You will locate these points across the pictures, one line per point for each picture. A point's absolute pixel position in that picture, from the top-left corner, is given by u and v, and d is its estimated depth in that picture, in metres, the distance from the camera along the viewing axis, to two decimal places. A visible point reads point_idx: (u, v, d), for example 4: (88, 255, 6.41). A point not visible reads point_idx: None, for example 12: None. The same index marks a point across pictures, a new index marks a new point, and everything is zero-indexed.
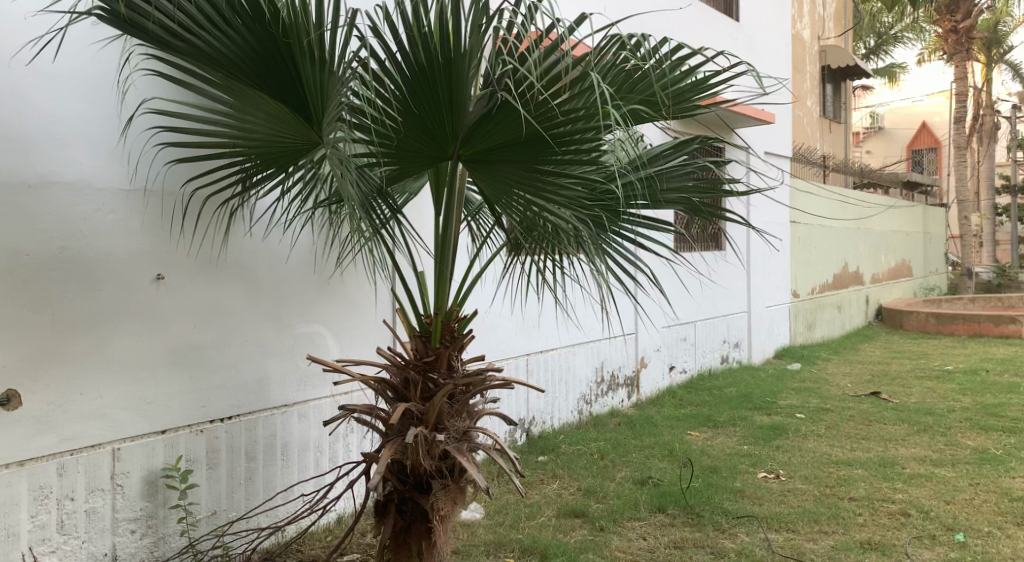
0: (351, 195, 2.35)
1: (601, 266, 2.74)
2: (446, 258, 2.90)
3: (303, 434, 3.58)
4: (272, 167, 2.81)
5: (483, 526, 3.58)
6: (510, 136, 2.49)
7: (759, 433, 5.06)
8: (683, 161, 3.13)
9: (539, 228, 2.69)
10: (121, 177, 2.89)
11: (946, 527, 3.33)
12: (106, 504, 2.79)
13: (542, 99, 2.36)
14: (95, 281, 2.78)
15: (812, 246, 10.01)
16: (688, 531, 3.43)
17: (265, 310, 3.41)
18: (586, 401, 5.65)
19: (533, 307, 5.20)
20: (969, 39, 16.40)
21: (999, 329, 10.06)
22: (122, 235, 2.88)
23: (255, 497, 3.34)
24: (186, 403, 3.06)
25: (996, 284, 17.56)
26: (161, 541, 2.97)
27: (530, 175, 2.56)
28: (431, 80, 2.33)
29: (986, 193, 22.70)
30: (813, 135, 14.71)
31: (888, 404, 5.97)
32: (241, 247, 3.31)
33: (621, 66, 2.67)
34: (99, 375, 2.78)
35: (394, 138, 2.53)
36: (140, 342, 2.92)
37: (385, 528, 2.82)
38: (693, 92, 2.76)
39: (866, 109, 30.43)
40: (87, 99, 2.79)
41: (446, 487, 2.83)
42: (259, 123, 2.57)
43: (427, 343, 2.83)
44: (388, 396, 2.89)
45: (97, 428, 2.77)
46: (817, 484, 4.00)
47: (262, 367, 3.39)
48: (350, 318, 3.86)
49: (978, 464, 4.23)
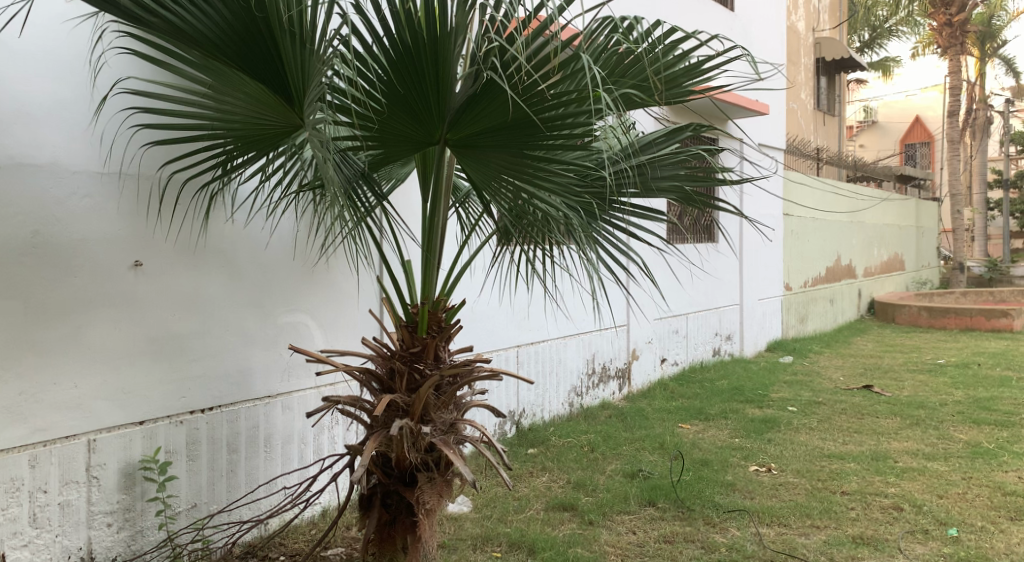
0: (335, 179, 2.27)
1: (591, 256, 2.67)
2: (433, 246, 2.83)
3: (287, 425, 3.50)
4: (253, 151, 2.72)
5: (470, 519, 3.51)
6: (498, 120, 2.41)
7: (751, 426, 5.02)
8: (676, 150, 3.03)
9: (529, 216, 2.63)
10: (97, 161, 2.80)
11: (939, 522, 3.28)
12: (81, 496, 2.71)
13: (531, 80, 2.28)
14: (70, 268, 2.69)
15: (805, 239, 9.97)
16: (677, 525, 3.38)
17: (248, 299, 3.33)
18: (576, 393, 5.60)
19: (522, 298, 5.14)
20: (964, 32, 16.34)
21: (991, 323, 10.06)
22: (99, 221, 2.79)
23: (237, 489, 3.26)
24: (165, 393, 2.98)
25: (988, 278, 17.64)
26: (139, 534, 2.90)
27: (519, 161, 2.47)
28: (416, 60, 2.25)
29: (978, 187, 22.73)
30: (807, 127, 14.68)
31: (880, 397, 5.95)
32: (222, 233, 3.23)
33: (616, 49, 2.58)
34: (75, 365, 2.70)
35: (378, 120, 2.45)
36: (118, 331, 2.83)
37: (370, 522, 2.77)
38: (687, 77, 2.69)
39: (860, 103, 30.44)
40: (60, 79, 2.69)
41: (432, 481, 2.75)
42: (240, 104, 2.48)
43: (414, 334, 2.76)
44: (374, 388, 2.81)
45: (72, 419, 2.69)
46: (809, 478, 3.95)
47: (244, 356, 3.31)
48: (335, 307, 3.78)
49: (971, 458, 4.19)
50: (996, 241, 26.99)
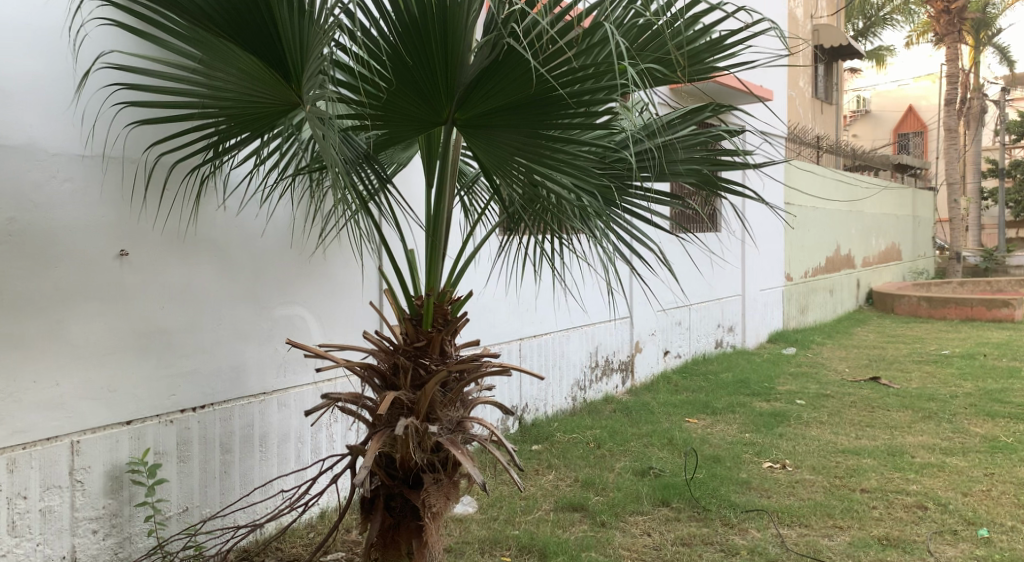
0: (334, 159, 2.08)
1: (607, 244, 2.48)
2: (438, 235, 2.65)
3: (283, 424, 3.32)
4: (247, 132, 2.52)
5: (477, 521, 3.35)
6: (511, 97, 2.22)
7: (760, 421, 4.88)
8: (695, 131, 2.84)
9: (541, 201, 2.44)
10: (78, 142, 2.60)
11: (968, 522, 3.17)
12: (64, 502, 2.52)
13: (554, 48, 2.12)
14: (50, 258, 2.49)
15: (806, 229, 9.86)
16: (696, 527, 3.23)
17: (242, 291, 3.14)
18: (580, 387, 5.44)
19: (529, 288, 4.99)
20: (961, 19, 16.30)
21: (992, 313, 9.98)
22: (80, 207, 2.59)
23: (231, 492, 3.08)
24: (154, 391, 2.79)
25: (984, 268, 17.62)
26: (127, 541, 2.71)
27: (533, 142, 2.28)
28: (424, 33, 2.07)
29: (973, 178, 22.66)
30: (805, 117, 14.63)
31: (889, 390, 5.83)
32: (214, 222, 3.03)
33: (636, 19, 2.40)
34: (58, 361, 2.51)
35: (383, 98, 2.27)
36: (102, 324, 2.64)
37: (373, 526, 2.58)
38: (710, 52, 2.48)
39: (854, 92, 30.37)
40: (36, 54, 2.48)
41: (438, 483, 2.59)
42: (231, 80, 2.28)
43: (418, 328, 2.59)
44: (375, 384, 2.65)
45: (52, 419, 2.49)
46: (826, 475, 3.83)
47: (238, 352, 3.12)
48: (333, 299, 3.59)
49: (990, 453, 4.08)
50: (991, 230, 27.10)
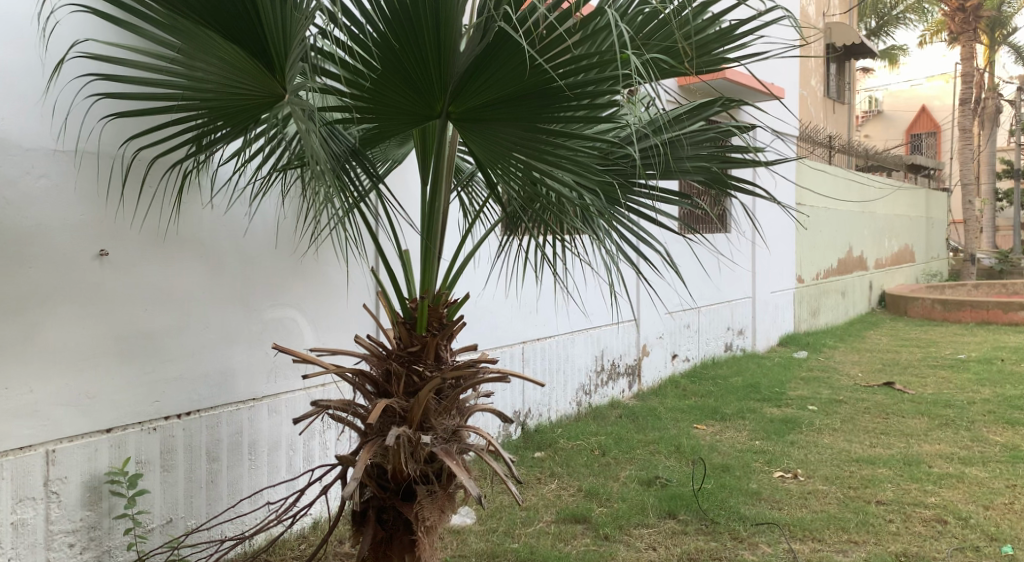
0: (318, 153, 1.95)
1: (611, 245, 2.33)
2: (434, 234, 2.51)
3: (273, 432, 3.21)
4: (231, 128, 2.39)
5: (475, 533, 3.21)
6: (509, 88, 2.09)
7: (771, 427, 4.73)
8: (704, 126, 2.70)
9: (540, 199, 2.29)
10: (50, 136, 2.48)
11: (990, 538, 3.00)
12: (38, 515, 2.40)
13: (553, 35, 1.98)
14: (24, 258, 2.38)
15: (817, 230, 9.67)
16: (703, 541, 3.08)
17: (229, 293, 3.02)
18: (585, 391, 5.30)
19: (530, 290, 4.86)
20: (976, 18, 16.06)
21: (1009, 317, 9.75)
22: (55, 205, 2.48)
23: (218, 502, 2.96)
24: (137, 397, 2.68)
25: (999, 270, 17.33)
26: (106, 555, 2.59)
27: (531, 136, 2.13)
28: (414, 19, 1.94)
29: (988, 178, 22.32)
30: (818, 117, 14.44)
31: (904, 395, 5.65)
32: (199, 221, 2.92)
33: (641, 7, 2.24)
34: (33, 366, 2.40)
35: (370, 90, 2.14)
36: (79, 327, 2.52)
37: (363, 540, 2.45)
38: (720, 42, 2.33)
39: (866, 93, 30.05)
40: (8, 46, 2.37)
41: (432, 495, 2.44)
42: (211, 71, 2.15)
43: (412, 332, 2.45)
44: (368, 391, 2.51)
45: (27, 427, 2.37)
46: (839, 485, 3.67)
47: (226, 357, 3.01)
48: (327, 301, 3.48)
49: (1012, 463, 3.91)
50: (1007, 232, 26.72)
